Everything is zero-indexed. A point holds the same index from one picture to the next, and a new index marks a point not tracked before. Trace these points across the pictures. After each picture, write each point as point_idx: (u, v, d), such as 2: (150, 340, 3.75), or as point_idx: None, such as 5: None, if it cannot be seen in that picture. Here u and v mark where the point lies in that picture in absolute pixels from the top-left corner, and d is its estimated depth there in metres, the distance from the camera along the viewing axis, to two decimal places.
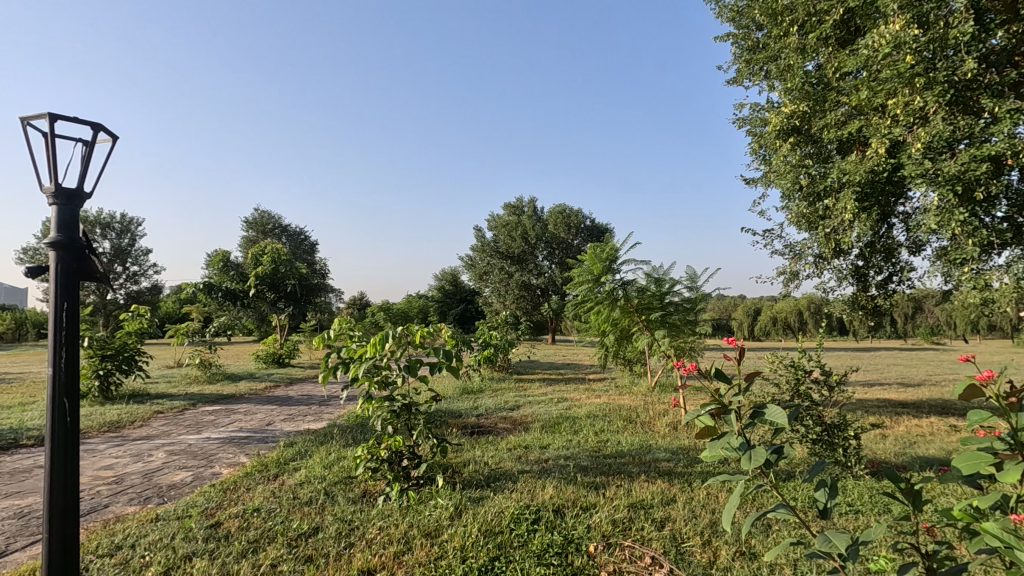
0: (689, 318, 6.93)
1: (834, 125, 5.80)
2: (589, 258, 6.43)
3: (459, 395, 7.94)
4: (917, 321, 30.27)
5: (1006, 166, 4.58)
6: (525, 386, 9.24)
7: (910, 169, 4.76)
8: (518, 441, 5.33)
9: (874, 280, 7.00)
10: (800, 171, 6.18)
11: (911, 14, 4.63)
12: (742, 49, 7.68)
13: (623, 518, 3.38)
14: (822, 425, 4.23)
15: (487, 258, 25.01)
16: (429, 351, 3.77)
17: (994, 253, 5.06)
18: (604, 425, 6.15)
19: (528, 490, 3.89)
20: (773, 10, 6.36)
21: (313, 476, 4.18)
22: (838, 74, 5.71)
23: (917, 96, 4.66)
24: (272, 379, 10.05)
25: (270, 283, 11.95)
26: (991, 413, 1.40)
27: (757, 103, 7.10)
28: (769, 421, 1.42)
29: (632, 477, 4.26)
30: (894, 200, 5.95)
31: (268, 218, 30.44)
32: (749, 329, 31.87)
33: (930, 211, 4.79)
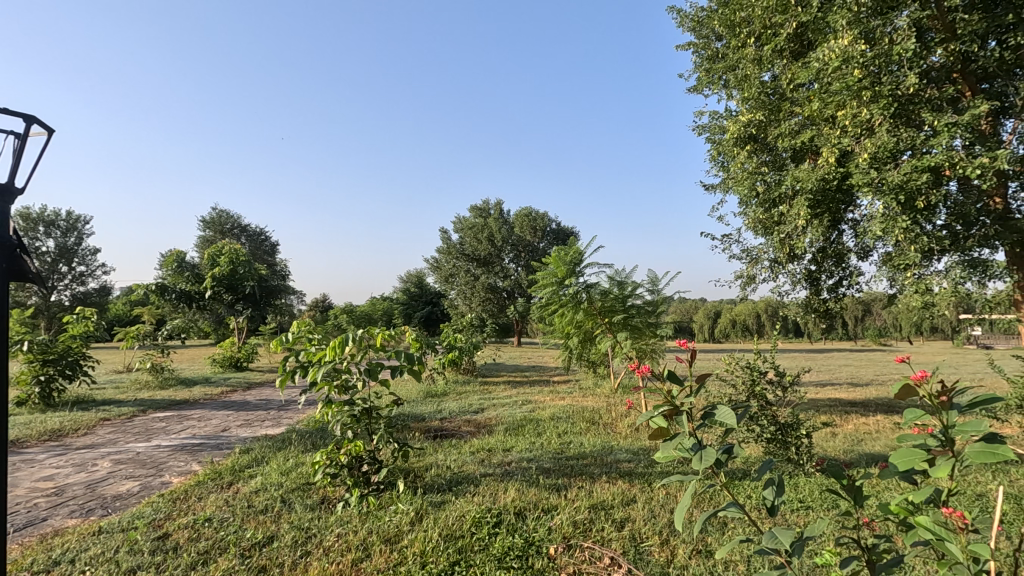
0: (651, 320, 7.04)
1: (788, 134, 6.00)
2: (553, 260, 6.47)
3: (422, 398, 7.86)
4: (866, 324, 31.64)
5: (945, 177, 4.83)
6: (490, 389, 9.23)
7: (857, 178, 4.99)
8: (481, 444, 5.32)
9: (826, 284, 7.27)
10: (756, 179, 6.38)
11: (859, 31, 4.85)
12: (702, 58, 7.88)
13: (584, 520, 3.41)
14: (776, 424, 4.37)
15: (453, 260, 24.91)
16: (390, 354, 3.70)
17: (935, 259, 5.34)
18: (567, 427, 6.20)
19: (491, 493, 3.88)
20: (731, 22, 6.58)
21: (269, 483, 4.06)
22: (792, 85, 5.91)
23: (865, 109, 4.89)
24: (228, 384, 9.74)
25: (227, 284, 11.54)
26: (925, 412, 1.47)
27: (716, 111, 7.29)
28: (719, 422, 1.44)
29: (594, 478, 4.30)
30: (844, 207, 6.19)
31: (226, 218, 29.53)
32: (709, 332, 32.87)
33: (877, 219, 5.00)
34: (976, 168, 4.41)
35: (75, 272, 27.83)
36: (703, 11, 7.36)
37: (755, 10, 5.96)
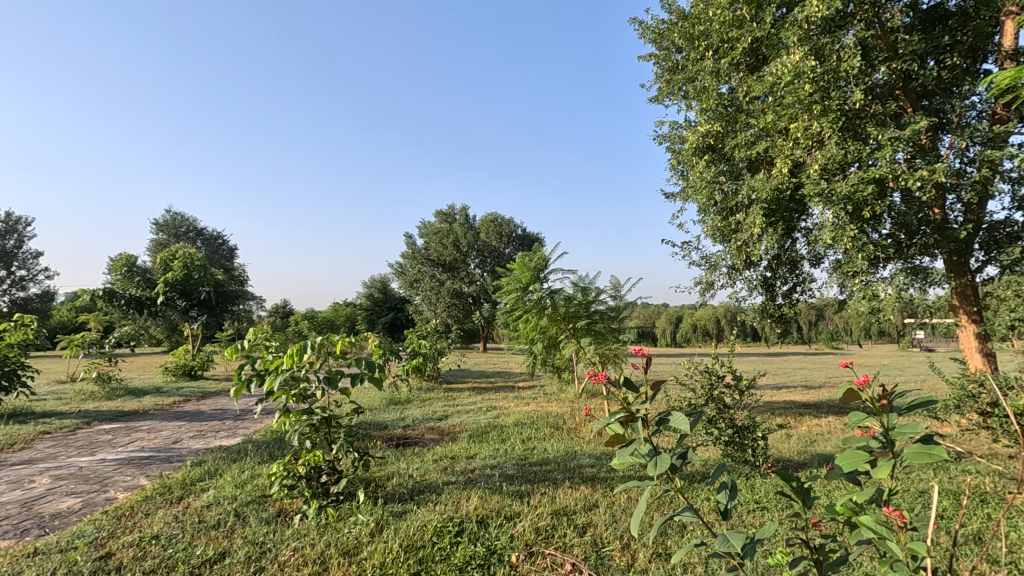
0: (614, 325, 7.13)
1: (744, 144, 6.19)
2: (517, 266, 6.48)
3: (385, 406, 7.74)
4: (820, 328, 32.87)
5: (888, 189, 5.08)
6: (454, 395, 9.16)
7: (809, 189, 5.19)
8: (445, 452, 5.26)
9: (781, 290, 7.53)
10: (714, 188, 6.57)
11: (809, 47, 5.06)
12: (662, 70, 8.06)
13: (546, 526, 3.41)
14: (733, 427, 4.48)
15: (417, 265, 24.66)
16: (351, 361, 3.62)
17: (881, 266, 5.59)
18: (531, 433, 6.21)
19: (453, 502, 3.83)
20: (690, 35, 6.77)
21: (222, 496, 3.91)
22: (748, 97, 6.10)
23: (815, 122, 5.09)
24: (181, 393, 9.36)
25: (181, 290, 11.09)
26: (867, 415, 1.53)
27: (676, 121, 7.47)
28: (673, 427, 1.46)
29: (557, 484, 4.31)
30: (797, 216, 6.42)
31: (181, 221, 28.50)
32: (671, 337, 33.54)
33: (827, 228, 5.20)
34: (917, 180, 4.65)
35: (15, 276, 26.31)
36: (664, 24, 7.55)
37: (713, 24, 6.15)
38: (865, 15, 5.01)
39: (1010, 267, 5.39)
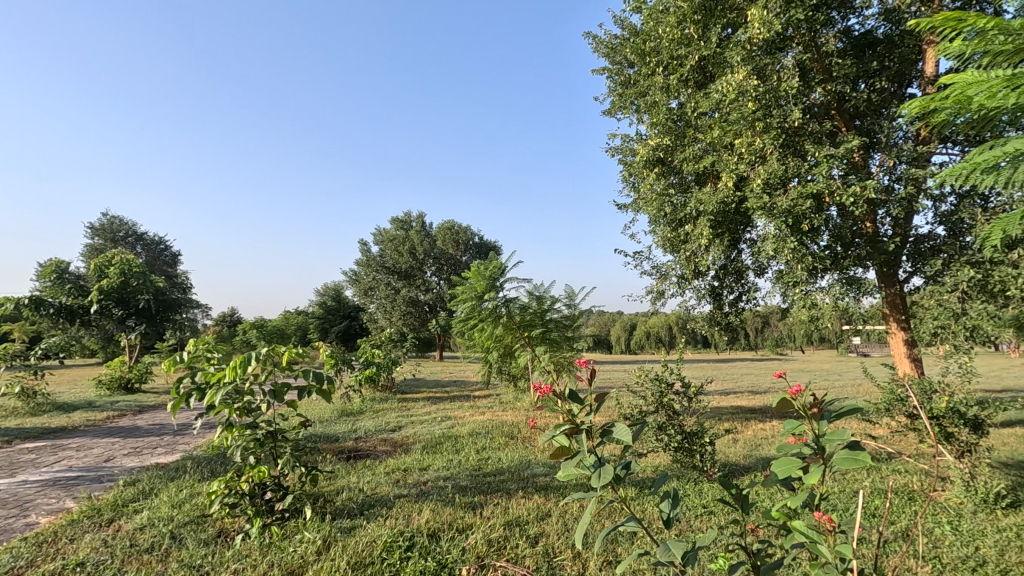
0: (568, 334, 7.18)
1: (692, 158, 6.40)
2: (472, 275, 6.46)
3: (336, 417, 7.53)
4: (765, 334, 34.27)
5: (825, 203, 5.34)
6: (408, 405, 9.01)
7: (752, 202, 5.40)
8: (397, 464, 5.16)
9: (728, 299, 7.79)
10: (664, 200, 6.75)
11: (752, 67, 5.29)
12: (615, 83, 8.24)
13: (499, 538, 3.39)
14: (682, 433, 4.58)
15: (372, 272, 24.21)
16: (298, 373, 3.49)
17: (819, 277, 5.86)
18: (485, 442, 6.17)
19: (404, 515, 3.76)
20: (641, 51, 6.97)
21: (157, 517, 3.70)
22: (696, 113, 6.30)
23: (758, 138, 5.31)
24: (115, 408, 8.82)
25: (117, 298, 10.42)
26: (800, 422, 1.58)
27: (628, 134, 7.64)
28: (616, 439, 1.48)
29: (510, 494, 4.30)
30: (742, 228, 6.67)
31: (119, 225, 27.04)
32: (626, 344, 34.20)
33: (769, 239, 5.42)
34: (850, 195, 4.92)
35: None
36: (617, 39, 7.74)
37: (662, 41, 6.35)
38: (804, 39, 5.38)
39: (934, 277, 5.77)
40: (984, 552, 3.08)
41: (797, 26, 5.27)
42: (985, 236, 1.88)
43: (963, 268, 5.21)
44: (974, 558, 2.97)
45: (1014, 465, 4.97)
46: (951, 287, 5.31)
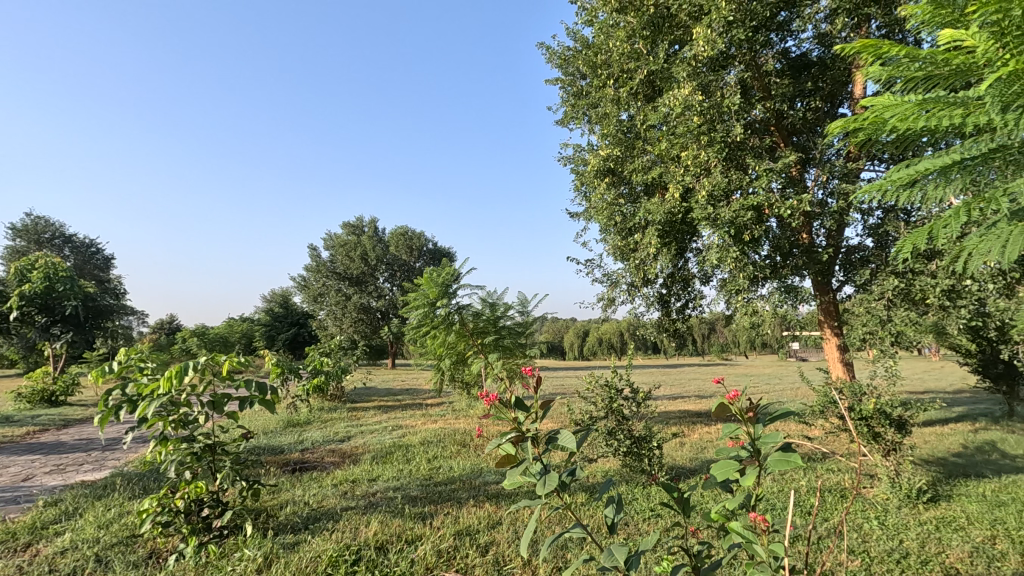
0: (521, 341, 7.18)
1: (641, 169, 6.57)
2: (425, 282, 6.40)
3: (282, 429, 7.26)
4: (711, 340, 35.51)
5: (765, 215, 5.59)
6: (358, 415, 8.80)
7: (697, 213, 5.59)
8: (344, 475, 5.01)
9: (675, 306, 8.02)
10: (615, 210, 6.90)
11: (697, 83, 5.50)
12: (568, 94, 8.37)
13: (448, 548, 3.34)
14: (631, 438, 4.70)
15: (322, 278, 23.59)
16: (239, 384, 3.31)
17: (760, 285, 6.12)
18: (437, 451, 6.10)
19: (351, 529, 3.65)
20: (593, 63, 7.12)
21: (81, 540, 3.45)
22: (645, 125, 6.48)
23: (703, 152, 5.52)
24: (36, 422, 8.19)
25: (41, 304, 9.64)
26: (737, 426, 1.63)
27: (579, 145, 7.78)
28: (561, 446, 1.49)
29: (461, 503, 4.25)
30: (688, 238, 6.90)
31: (45, 226, 25.31)
32: (579, 350, 34.71)
33: (713, 249, 5.63)
34: (787, 208, 5.18)
35: None
36: (569, 51, 7.89)
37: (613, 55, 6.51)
38: (746, 57, 5.63)
39: (863, 286, 6.13)
40: (907, 545, 3.27)
41: (739, 45, 5.51)
42: (896, 251, 1.94)
43: (888, 278, 5.57)
44: (898, 551, 3.16)
45: (934, 461, 5.33)
46: (878, 295, 5.68)
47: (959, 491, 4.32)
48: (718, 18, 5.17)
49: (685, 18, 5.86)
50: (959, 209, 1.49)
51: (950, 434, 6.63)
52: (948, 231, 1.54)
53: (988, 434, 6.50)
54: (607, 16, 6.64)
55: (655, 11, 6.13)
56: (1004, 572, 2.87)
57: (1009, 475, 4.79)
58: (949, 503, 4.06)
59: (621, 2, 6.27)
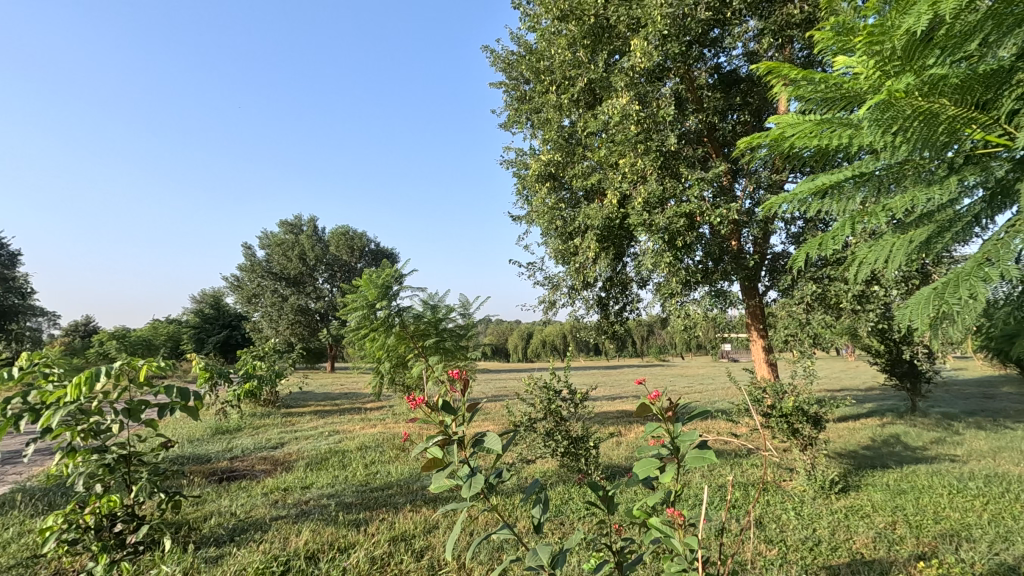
0: (462, 343, 7.14)
1: (582, 175, 6.69)
2: (363, 283, 6.24)
3: (209, 436, 6.90)
4: (650, 341, 36.74)
5: (697, 222, 5.84)
6: (293, 420, 8.49)
7: (634, 219, 5.77)
8: (276, 483, 4.82)
9: (614, 309, 8.22)
10: (555, 214, 7.01)
11: (635, 92, 5.68)
12: (511, 98, 8.43)
13: (382, 554, 3.28)
14: (569, 439, 4.77)
15: (257, 277, 22.63)
16: (158, 390, 3.08)
17: (692, 289, 6.38)
18: (375, 456, 5.98)
19: (281, 538, 3.51)
20: (536, 69, 7.22)
21: None
22: (586, 132, 6.63)
23: (640, 160, 5.70)
24: None
25: None
26: (657, 425, 1.69)
27: (522, 149, 7.86)
28: (487, 449, 1.49)
29: (397, 509, 4.18)
30: (626, 243, 7.10)
31: None
32: (523, 352, 35.05)
33: (649, 254, 5.83)
34: (717, 215, 5.44)
35: None
36: (513, 55, 7.96)
37: (555, 61, 6.64)
38: (680, 70, 5.87)
39: (786, 291, 6.48)
40: (819, 533, 3.50)
41: (674, 58, 5.74)
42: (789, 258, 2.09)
43: (807, 283, 5.88)
44: (812, 539, 3.37)
45: (846, 455, 5.73)
46: (798, 299, 5.98)
47: (867, 481, 4.67)
48: (654, 31, 5.37)
49: (624, 30, 6.05)
50: (847, 221, 1.61)
51: (861, 428, 7.15)
52: (837, 239, 1.66)
53: (893, 428, 7.05)
54: (550, 23, 6.76)
55: (595, 21, 6.30)
56: (901, 554, 3.12)
57: (909, 465, 5.22)
58: (858, 492, 4.38)
59: (563, 10, 6.41)
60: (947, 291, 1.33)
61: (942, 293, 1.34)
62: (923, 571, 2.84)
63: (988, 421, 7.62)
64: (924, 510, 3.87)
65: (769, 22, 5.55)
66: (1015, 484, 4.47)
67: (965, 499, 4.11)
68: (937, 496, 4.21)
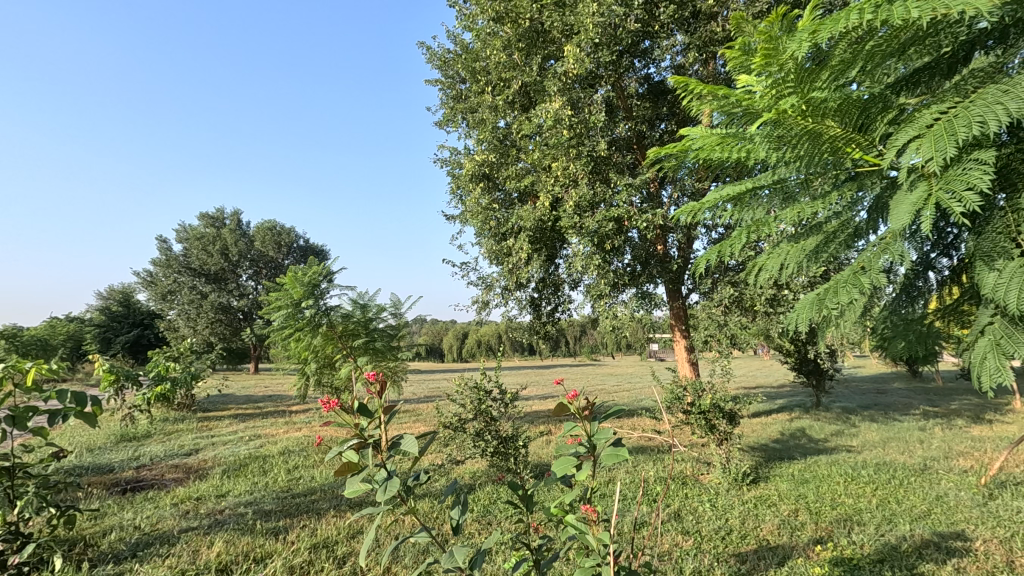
0: (393, 343, 6.98)
1: (515, 176, 6.73)
2: (288, 281, 5.99)
3: (113, 444, 6.37)
4: (583, 342, 37.74)
5: (625, 227, 6.04)
6: (210, 425, 8.00)
7: (566, 222, 5.88)
8: (187, 493, 4.52)
9: (546, 310, 8.34)
10: (489, 214, 7.01)
11: (568, 97, 5.80)
12: (447, 96, 8.36)
13: (302, 562, 3.16)
14: (498, 438, 4.78)
15: (173, 273, 21.25)
16: (50, 395, 2.80)
17: (620, 291, 6.58)
18: (298, 460, 5.75)
19: (191, 551, 3.30)
20: (472, 69, 7.21)
21: None
22: (520, 134, 6.69)
23: (572, 164, 5.82)
24: None
25: None
26: (576, 423, 1.72)
27: (456, 148, 7.82)
28: (403, 451, 1.45)
29: (320, 515, 4.04)
30: (558, 245, 7.23)
31: None
32: (457, 351, 34.94)
33: (579, 256, 5.96)
34: (644, 220, 5.63)
35: None
36: (449, 53, 7.93)
37: (490, 62, 6.66)
38: (612, 78, 6.05)
39: (707, 293, 6.79)
40: (731, 522, 3.71)
41: (606, 67, 5.93)
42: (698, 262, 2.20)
43: (726, 287, 6.21)
44: (724, 529, 3.56)
45: (758, 448, 6.11)
46: (718, 302, 6.30)
47: (775, 473, 5.00)
48: (587, 39, 5.51)
49: (557, 35, 6.18)
50: (746, 230, 1.73)
51: (772, 423, 7.64)
52: (739, 246, 1.78)
53: (800, 423, 7.60)
54: (485, 24, 6.78)
55: (530, 25, 6.40)
56: (802, 539, 3.37)
57: (812, 456, 5.64)
58: (766, 483, 4.69)
59: (499, 12, 6.48)
60: (828, 297, 1.45)
61: (823, 298, 1.47)
62: (819, 554, 3.08)
63: (880, 415, 8.37)
64: (823, 498, 4.20)
65: (694, 37, 5.82)
66: (900, 471, 4.94)
67: (858, 486, 4.49)
68: (835, 484, 4.58)
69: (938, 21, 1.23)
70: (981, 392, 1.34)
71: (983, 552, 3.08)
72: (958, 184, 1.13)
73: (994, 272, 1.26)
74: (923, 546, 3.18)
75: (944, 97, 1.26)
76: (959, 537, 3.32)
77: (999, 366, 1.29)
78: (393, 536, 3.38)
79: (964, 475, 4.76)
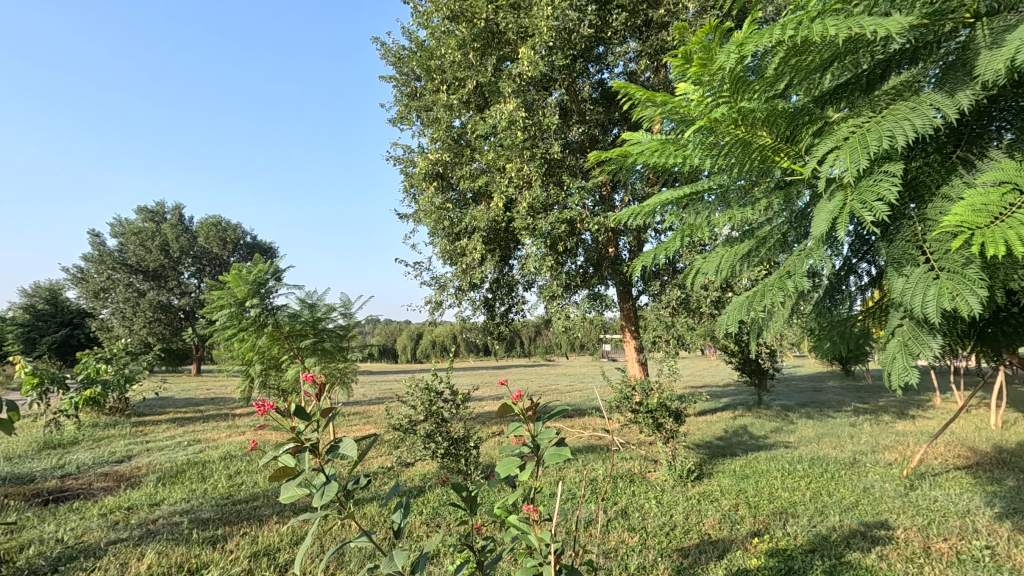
0: (343, 344, 6.82)
1: (469, 176, 6.71)
2: (231, 280, 5.75)
3: (35, 452, 5.94)
4: (538, 342, 38.01)
5: (577, 228, 6.12)
6: (145, 430, 7.58)
7: (519, 223, 5.91)
8: (117, 502, 4.28)
9: (500, 310, 8.34)
10: (442, 214, 6.95)
11: (522, 99, 5.84)
12: (401, 93, 8.25)
13: (240, 572, 3.04)
14: (449, 440, 4.71)
15: (107, 270, 20.08)
16: None
17: (572, 292, 6.67)
18: (240, 466, 5.53)
19: (118, 564, 3.11)
20: (427, 67, 7.14)
21: None
22: (475, 135, 6.67)
23: (525, 166, 5.85)
24: None
25: None
26: (520, 422, 1.73)
27: (410, 146, 7.72)
28: (341, 454, 1.41)
29: (262, 522, 3.90)
30: (512, 246, 7.25)
31: None
32: (411, 351, 34.52)
33: (532, 258, 6.00)
34: (595, 223, 5.73)
35: None
36: (404, 50, 7.82)
37: (445, 61, 6.59)
38: (565, 82, 6.14)
39: (655, 295, 6.97)
40: (675, 518, 3.81)
41: (560, 71, 6.00)
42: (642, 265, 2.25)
43: (673, 289, 6.38)
44: (668, 524, 3.67)
45: (702, 445, 6.31)
46: (666, 304, 6.47)
47: (718, 469, 5.19)
48: (541, 42, 5.56)
49: (512, 37, 6.21)
50: (682, 235, 1.79)
51: (716, 421, 7.90)
52: (678, 250, 1.83)
53: (742, 420, 7.89)
54: (440, 23, 6.70)
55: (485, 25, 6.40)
56: (741, 532, 3.50)
57: (753, 453, 5.87)
58: (709, 479, 4.84)
59: (454, 10, 6.43)
60: (756, 300, 1.51)
61: (751, 300, 1.53)
62: (756, 547, 3.21)
63: (817, 412, 8.79)
64: (762, 492, 4.38)
65: (646, 45, 5.96)
66: (832, 465, 5.20)
67: (794, 480, 4.71)
68: (773, 479, 4.78)
69: (855, 39, 1.30)
70: (891, 389, 1.42)
71: (903, 539, 3.28)
72: (869, 194, 1.20)
73: (902, 278, 1.34)
74: (851, 536, 3.37)
75: (861, 111, 1.34)
76: (883, 526, 3.52)
77: (905, 365, 1.37)
78: (337, 542, 3.30)
79: (890, 468, 5.06)
